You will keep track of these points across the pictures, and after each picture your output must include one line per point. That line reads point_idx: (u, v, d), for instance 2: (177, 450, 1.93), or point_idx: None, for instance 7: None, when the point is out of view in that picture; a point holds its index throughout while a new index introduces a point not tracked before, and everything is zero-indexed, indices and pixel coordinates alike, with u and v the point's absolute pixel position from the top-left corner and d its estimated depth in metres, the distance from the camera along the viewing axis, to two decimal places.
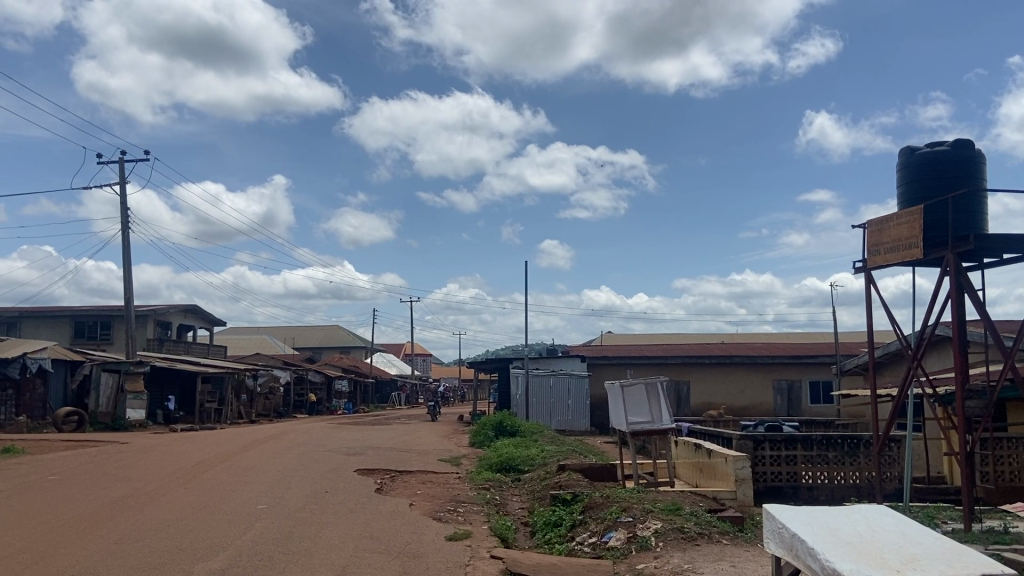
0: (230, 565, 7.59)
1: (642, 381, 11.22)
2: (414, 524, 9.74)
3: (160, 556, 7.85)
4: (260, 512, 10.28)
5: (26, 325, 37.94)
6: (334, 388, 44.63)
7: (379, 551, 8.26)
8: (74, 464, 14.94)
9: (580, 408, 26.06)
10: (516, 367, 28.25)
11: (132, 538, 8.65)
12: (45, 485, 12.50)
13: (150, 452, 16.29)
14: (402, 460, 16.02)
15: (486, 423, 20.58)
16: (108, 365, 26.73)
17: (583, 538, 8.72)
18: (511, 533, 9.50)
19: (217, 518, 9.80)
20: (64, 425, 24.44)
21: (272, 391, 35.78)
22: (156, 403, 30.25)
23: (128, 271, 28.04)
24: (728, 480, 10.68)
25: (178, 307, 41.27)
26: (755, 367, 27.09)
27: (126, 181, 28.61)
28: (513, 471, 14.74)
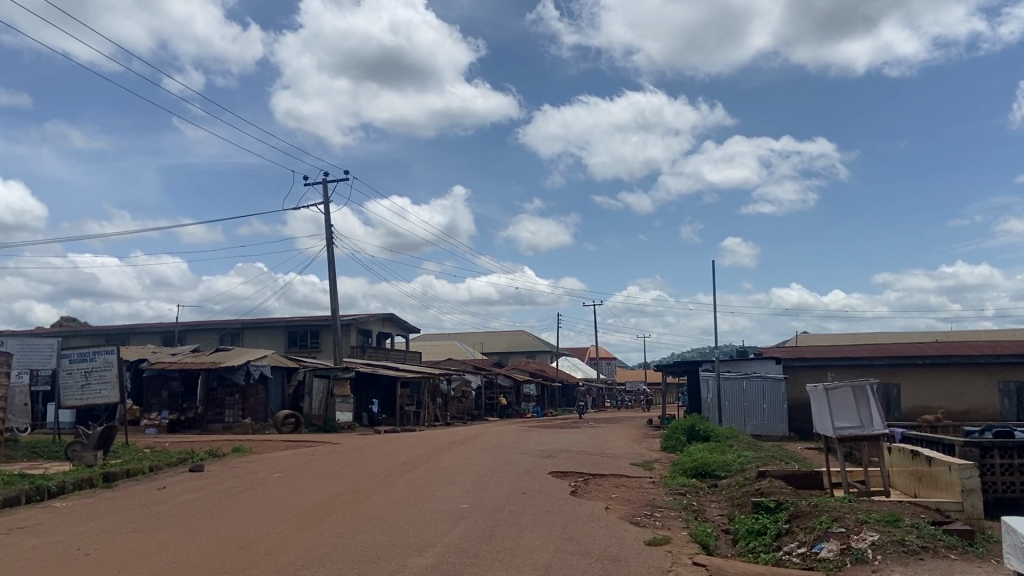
0: (441, 561, 7.97)
1: (848, 384, 10.55)
2: (613, 528, 9.78)
3: (379, 550, 8.38)
4: (463, 511, 10.75)
5: (248, 335, 41.92)
6: (523, 392, 45.62)
7: (582, 553, 8.36)
8: (294, 463, 16.31)
9: (778, 412, 24.90)
10: (706, 370, 27.60)
11: (352, 532, 9.32)
12: (270, 482, 13.71)
13: (357, 452, 17.46)
14: (595, 464, 16.12)
15: (678, 426, 20.24)
16: (320, 371, 29.08)
17: (791, 548, 8.36)
18: (712, 540, 9.28)
19: (424, 516, 10.36)
20: (284, 427, 26.73)
21: (464, 395, 37.21)
22: (361, 407, 32.34)
23: (334, 284, 30.35)
24: (952, 491, 9.81)
25: (377, 316, 43.96)
26: (976, 368, 24.73)
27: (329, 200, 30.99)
28: (711, 477, 14.38)
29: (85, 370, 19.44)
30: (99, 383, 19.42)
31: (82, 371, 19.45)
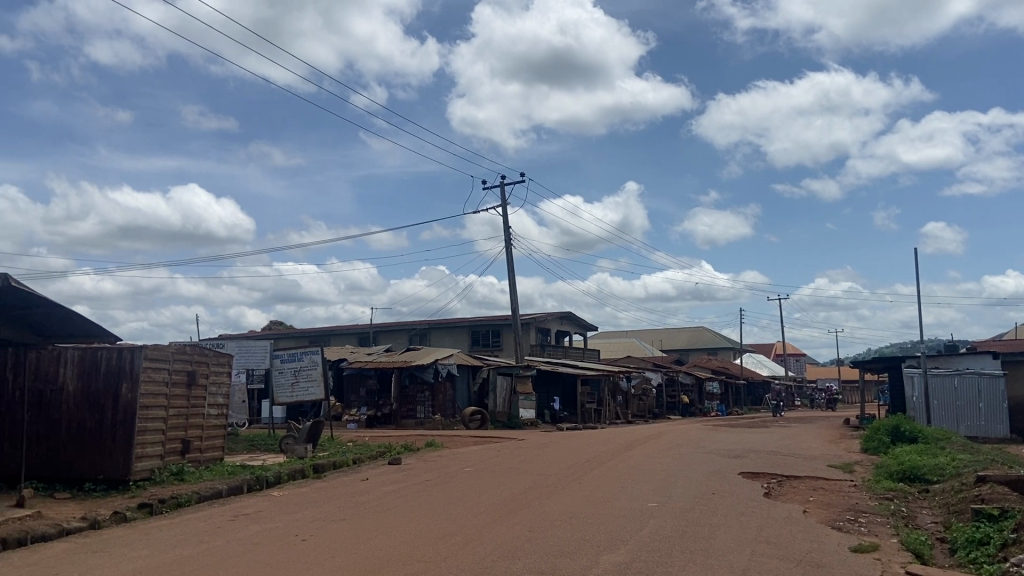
0: (634, 559, 7.94)
1: None
2: (813, 532, 9.32)
3: (571, 546, 8.48)
4: (652, 510, 10.66)
5: (434, 335, 43.86)
6: (706, 390, 44.46)
7: (780, 557, 8.05)
8: (484, 458, 16.89)
9: (996, 412, 22.66)
10: (910, 367, 25.61)
11: (544, 527, 9.51)
12: (463, 476, 14.29)
13: (543, 449, 17.77)
14: (789, 465, 15.42)
15: (880, 426, 18.93)
16: (503, 368, 29.85)
17: (1020, 561, 7.57)
18: (926, 548, 8.59)
19: (613, 513, 10.37)
20: (471, 423, 27.71)
21: (646, 393, 36.84)
22: (543, 404, 32.88)
23: (514, 284, 31.08)
24: None
25: (556, 315, 44.55)
26: None
27: (507, 203, 31.79)
28: (920, 481, 13.32)
29: (294, 370, 21.17)
30: (306, 381, 21.08)
31: (291, 370, 21.20)
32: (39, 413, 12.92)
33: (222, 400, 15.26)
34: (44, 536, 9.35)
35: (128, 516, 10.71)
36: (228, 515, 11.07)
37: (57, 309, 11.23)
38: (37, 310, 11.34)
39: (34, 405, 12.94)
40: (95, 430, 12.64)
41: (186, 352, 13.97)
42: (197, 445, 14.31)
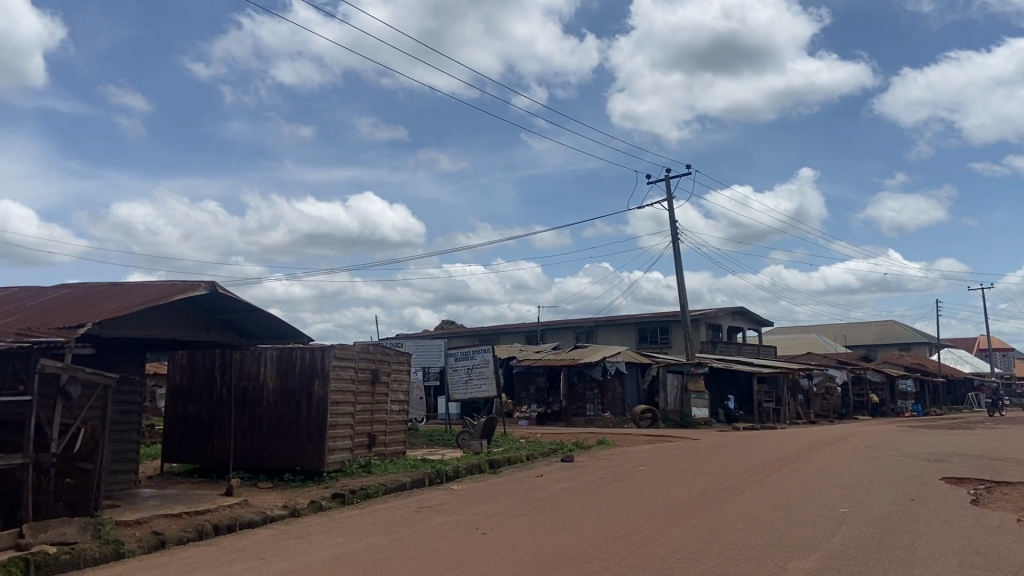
0: (825, 566, 7.49)
1: None
2: None
3: (756, 551, 8.13)
4: (843, 515, 10.02)
5: (602, 333, 43.73)
6: (897, 388, 41.33)
7: (988, 568, 7.34)
8: (658, 458, 16.62)
9: None
10: None
11: (725, 529, 9.19)
12: (638, 475, 14.13)
13: (720, 449, 17.22)
14: (1000, 470, 13.99)
15: None
16: (673, 366, 29.19)
17: None
18: None
19: (799, 517, 9.86)
20: (642, 421, 27.36)
21: (829, 392, 34.78)
22: (717, 402, 31.96)
23: (683, 280, 30.39)
24: None
25: (728, 310, 43.13)
26: None
27: (674, 197, 31.13)
28: None
29: (468, 368, 21.79)
30: (479, 379, 21.64)
31: (465, 368, 21.84)
32: (243, 409, 14.09)
33: (403, 397, 15.96)
34: (251, 522, 10.18)
35: (322, 506, 11.44)
36: (412, 507, 11.55)
37: (256, 312, 12.16)
38: (240, 314, 12.37)
39: (240, 401, 14.12)
40: (292, 424, 13.62)
41: (370, 351, 14.74)
42: (381, 439, 15.07)
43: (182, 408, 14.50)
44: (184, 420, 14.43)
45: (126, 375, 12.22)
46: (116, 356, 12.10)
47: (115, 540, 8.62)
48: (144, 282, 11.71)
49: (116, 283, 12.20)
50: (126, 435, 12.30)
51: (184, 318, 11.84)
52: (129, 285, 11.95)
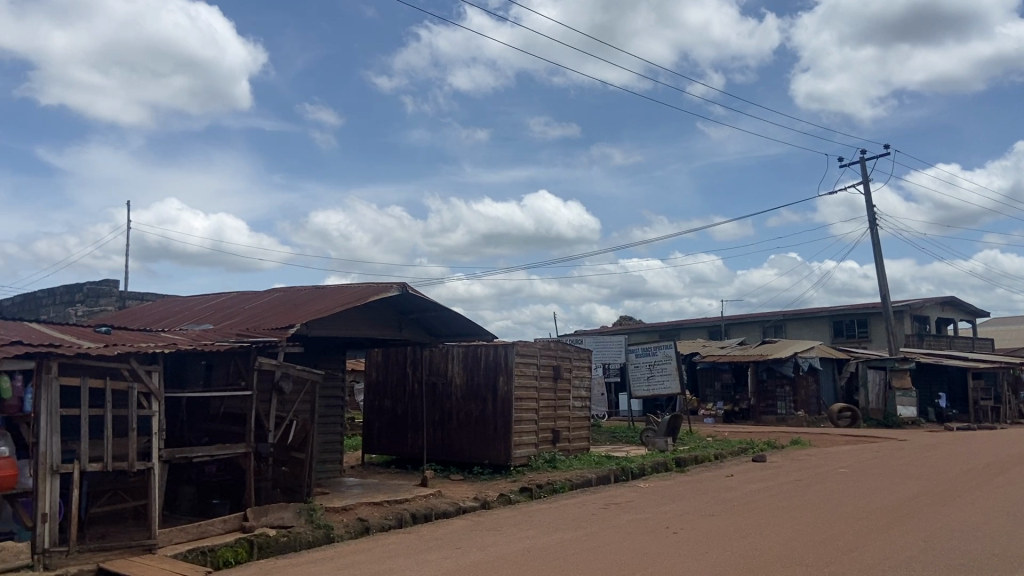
0: None
1: None
2: None
3: (978, 561, 7.41)
4: None
5: (792, 327, 41.66)
6: None
7: None
8: (859, 459, 15.57)
9: None
10: None
11: (940, 538, 8.45)
12: (838, 477, 13.32)
13: (932, 451, 15.82)
14: None
15: None
16: (873, 362, 27.19)
17: None
18: None
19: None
20: (839, 420, 25.77)
21: None
22: (926, 401, 29.57)
23: (882, 269, 28.29)
24: None
25: (935, 301, 39.67)
26: None
27: (869, 180, 29.04)
28: None
29: (650, 364, 21.49)
30: (662, 375, 21.29)
31: (647, 364, 21.56)
32: (434, 403, 14.71)
33: (586, 393, 16.01)
34: (446, 513, 10.62)
35: (512, 499, 11.74)
36: (600, 504, 11.56)
37: (444, 311, 12.64)
38: (429, 313, 12.91)
39: (430, 397, 14.76)
40: (479, 419, 14.06)
41: (552, 348, 14.90)
42: (566, 435, 15.21)
43: (378, 402, 15.37)
44: (380, 414, 15.30)
45: (330, 371, 13.13)
46: (320, 354, 13.03)
47: (326, 526, 9.28)
48: (342, 285, 12.51)
49: (318, 287, 13.13)
50: (331, 427, 13.23)
51: (379, 318, 12.52)
52: (330, 288, 12.82)
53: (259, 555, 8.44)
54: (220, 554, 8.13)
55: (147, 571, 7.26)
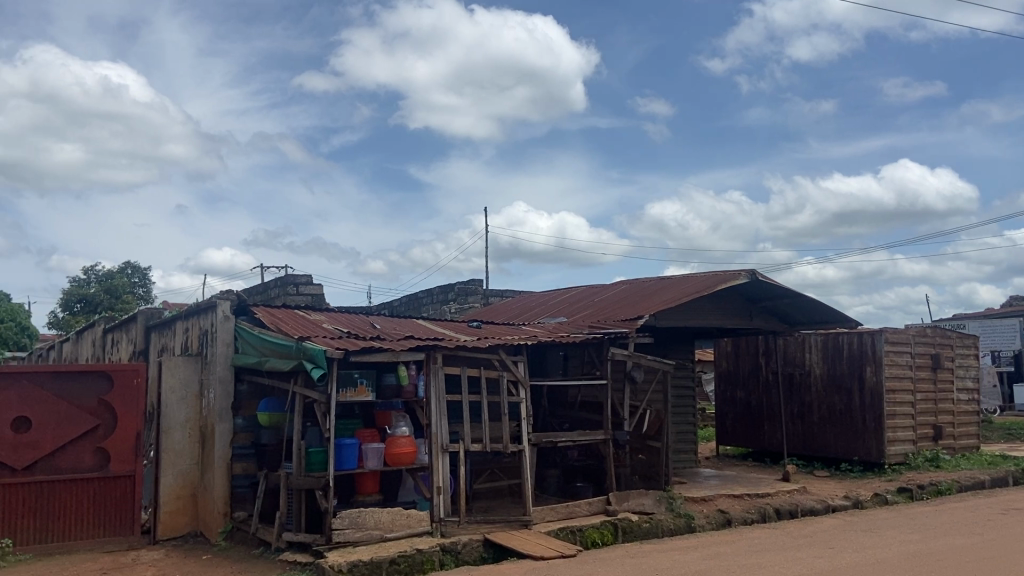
0: None
1: None
2: None
3: None
4: None
5: None
6: None
7: None
8: None
9: None
10: None
11: None
12: None
13: None
14: None
15: None
16: None
17: None
18: None
19: None
20: None
21: None
22: None
23: None
24: None
25: None
26: None
27: None
28: None
29: None
30: None
31: None
32: (792, 395, 13.97)
33: (974, 384, 14.02)
34: (813, 510, 10.03)
35: (888, 499, 10.71)
36: (997, 509, 10.05)
37: (799, 297, 11.94)
38: (782, 300, 12.27)
39: (788, 388, 14.05)
40: (844, 412, 13.08)
41: (928, 333, 13.32)
42: (950, 431, 13.50)
43: (731, 393, 15.02)
44: (733, 405, 14.97)
45: (681, 361, 13.15)
46: (670, 345, 13.08)
47: (687, 515, 9.30)
48: (689, 275, 12.42)
49: (665, 277, 13.19)
50: (684, 417, 13.26)
51: (728, 307, 12.21)
52: (676, 277, 12.82)
53: (623, 539, 8.75)
54: (588, 535, 8.57)
55: (526, 545, 7.90)
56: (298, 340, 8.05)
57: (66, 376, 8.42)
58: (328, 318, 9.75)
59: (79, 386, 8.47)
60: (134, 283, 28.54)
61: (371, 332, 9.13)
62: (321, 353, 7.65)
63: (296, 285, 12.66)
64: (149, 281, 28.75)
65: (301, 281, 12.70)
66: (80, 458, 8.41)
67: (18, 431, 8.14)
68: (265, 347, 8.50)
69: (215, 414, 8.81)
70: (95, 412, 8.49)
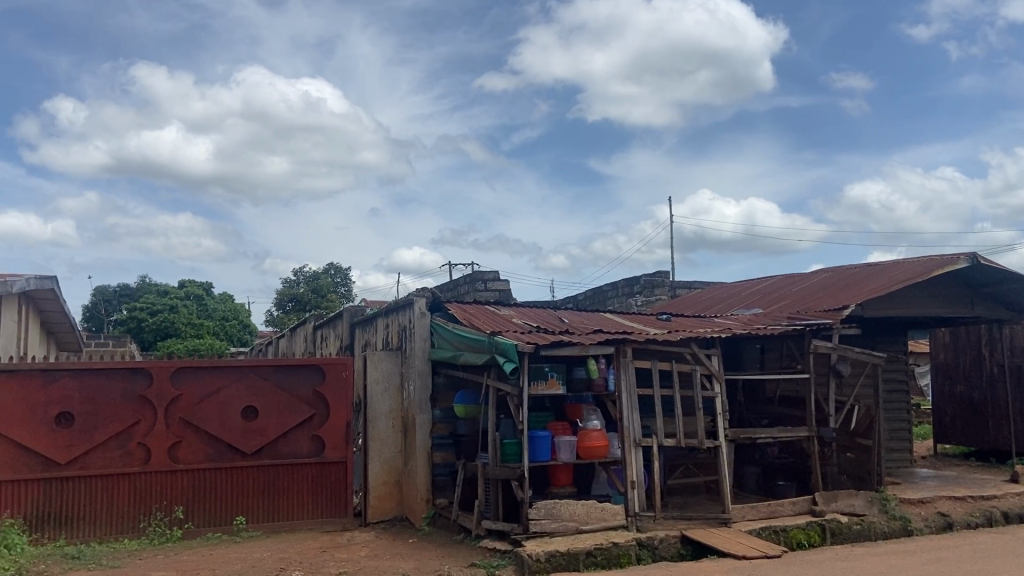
0: None
1: None
2: None
3: None
4: None
5: None
6: None
7: None
8: None
9: None
10: None
11: None
12: None
13: None
14: None
15: None
16: None
17: None
18: None
19: None
20: None
21: None
22: None
23: None
24: None
25: None
26: None
27: None
28: None
29: None
30: None
31: None
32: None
33: None
34: None
35: None
36: None
37: None
38: (1009, 285, 11.07)
39: (1018, 381, 12.65)
40: None
41: None
42: None
43: (951, 387, 13.78)
44: (953, 400, 13.72)
45: (891, 354, 12.22)
46: (879, 336, 12.18)
47: (903, 517, 8.70)
48: (897, 261, 11.50)
49: (869, 264, 12.31)
50: (896, 414, 12.32)
51: (946, 294, 11.17)
52: (883, 264, 11.92)
53: (832, 541, 8.31)
54: (792, 535, 8.20)
55: (727, 543, 7.68)
56: (489, 335, 8.28)
57: (285, 369, 9.19)
58: (518, 313, 9.96)
59: (297, 378, 9.22)
60: (337, 283, 30.71)
61: (560, 326, 9.22)
62: (512, 347, 7.83)
63: (484, 281, 13.02)
64: (350, 281, 30.81)
65: (489, 278, 13.04)
66: (299, 444, 9.15)
67: (248, 419, 8.98)
68: (459, 342, 8.82)
69: (416, 406, 9.27)
70: (311, 402, 9.22)
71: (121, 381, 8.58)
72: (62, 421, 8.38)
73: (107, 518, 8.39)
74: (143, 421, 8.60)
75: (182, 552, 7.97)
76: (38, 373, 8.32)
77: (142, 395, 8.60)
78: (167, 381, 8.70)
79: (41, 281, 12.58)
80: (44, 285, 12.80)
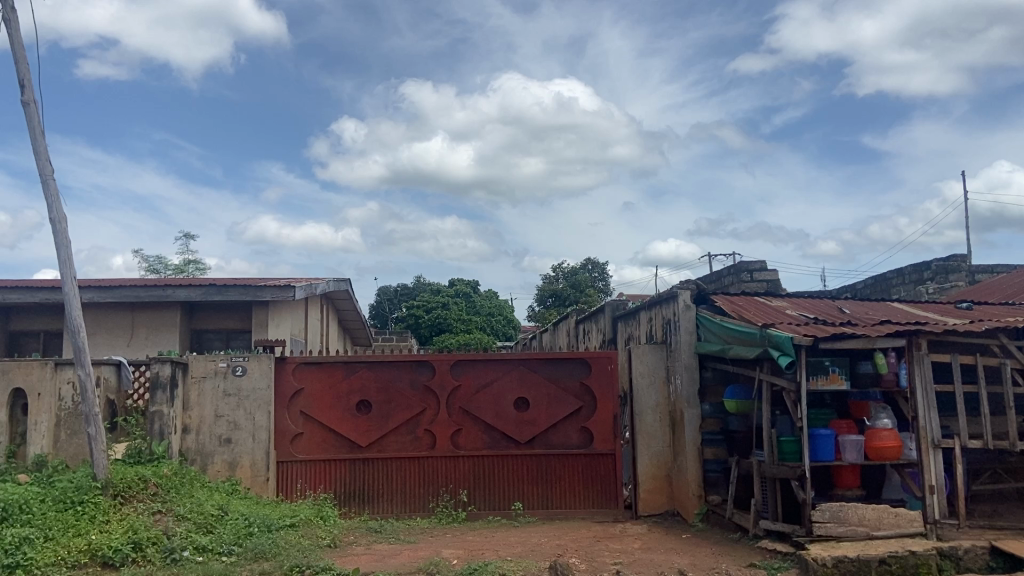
0: None
1: None
2: None
3: None
4: None
5: None
6: None
7: None
8: None
9: None
10: None
11: None
12: None
13: None
14: None
15: None
16: None
17: None
18: None
19: None
20: None
21: None
22: None
23: None
24: None
25: None
26: None
27: None
28: None
29: None
30: None
31: None
32: None
33: None
34: None
35: None
36: None
37: None
38: None
39: None
40: None
41: None
42: None
43: None
44: None
45: None
46: None
47: None
48: None
49: None
50: None
51: None
52: None
53: None
54: None
55: None
56: (762, 328, 7.87)
57: (553, 362, 9.48)
58: (791, 304, 9.39)
59: (564, 371, 9.47)
60: (594, 278, 31.30)
61: (840, 317, 8.55)
62: (788, 340, 7.37)
63: (749, 272, 12.44)
64: (607, 275, 31.28)
65: (755, 268, 12.43)
66: (568, 435, 9.40)
67: (520, 410, 9.39)
68: (727, 334, 8.50)
69: (684, 400, 9.10)
70: (578, 394, 9.42)
71: (408, 372, 9.36)
72: (362, 408, 9.33)
73: (402, 497, 9.20)
74: (429, 409, 9.31)
75: (466, 532, 8.54)
76: (341, 365, 9.32)
77: (426, 385, 9.32)
78: (447, 373, 9.34)
79: (339, 283, 14.22)
80: (342, 287, 14.44)
